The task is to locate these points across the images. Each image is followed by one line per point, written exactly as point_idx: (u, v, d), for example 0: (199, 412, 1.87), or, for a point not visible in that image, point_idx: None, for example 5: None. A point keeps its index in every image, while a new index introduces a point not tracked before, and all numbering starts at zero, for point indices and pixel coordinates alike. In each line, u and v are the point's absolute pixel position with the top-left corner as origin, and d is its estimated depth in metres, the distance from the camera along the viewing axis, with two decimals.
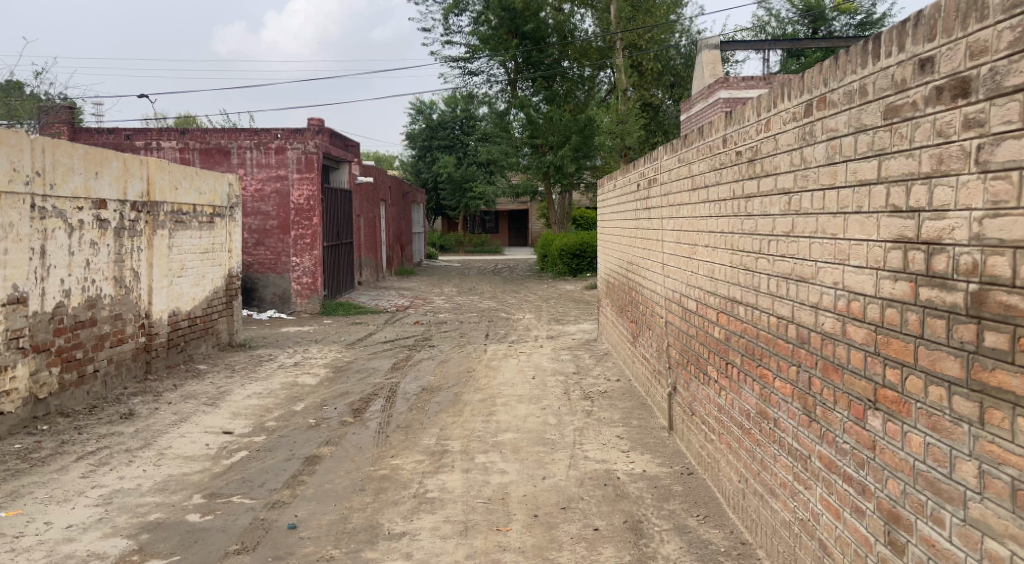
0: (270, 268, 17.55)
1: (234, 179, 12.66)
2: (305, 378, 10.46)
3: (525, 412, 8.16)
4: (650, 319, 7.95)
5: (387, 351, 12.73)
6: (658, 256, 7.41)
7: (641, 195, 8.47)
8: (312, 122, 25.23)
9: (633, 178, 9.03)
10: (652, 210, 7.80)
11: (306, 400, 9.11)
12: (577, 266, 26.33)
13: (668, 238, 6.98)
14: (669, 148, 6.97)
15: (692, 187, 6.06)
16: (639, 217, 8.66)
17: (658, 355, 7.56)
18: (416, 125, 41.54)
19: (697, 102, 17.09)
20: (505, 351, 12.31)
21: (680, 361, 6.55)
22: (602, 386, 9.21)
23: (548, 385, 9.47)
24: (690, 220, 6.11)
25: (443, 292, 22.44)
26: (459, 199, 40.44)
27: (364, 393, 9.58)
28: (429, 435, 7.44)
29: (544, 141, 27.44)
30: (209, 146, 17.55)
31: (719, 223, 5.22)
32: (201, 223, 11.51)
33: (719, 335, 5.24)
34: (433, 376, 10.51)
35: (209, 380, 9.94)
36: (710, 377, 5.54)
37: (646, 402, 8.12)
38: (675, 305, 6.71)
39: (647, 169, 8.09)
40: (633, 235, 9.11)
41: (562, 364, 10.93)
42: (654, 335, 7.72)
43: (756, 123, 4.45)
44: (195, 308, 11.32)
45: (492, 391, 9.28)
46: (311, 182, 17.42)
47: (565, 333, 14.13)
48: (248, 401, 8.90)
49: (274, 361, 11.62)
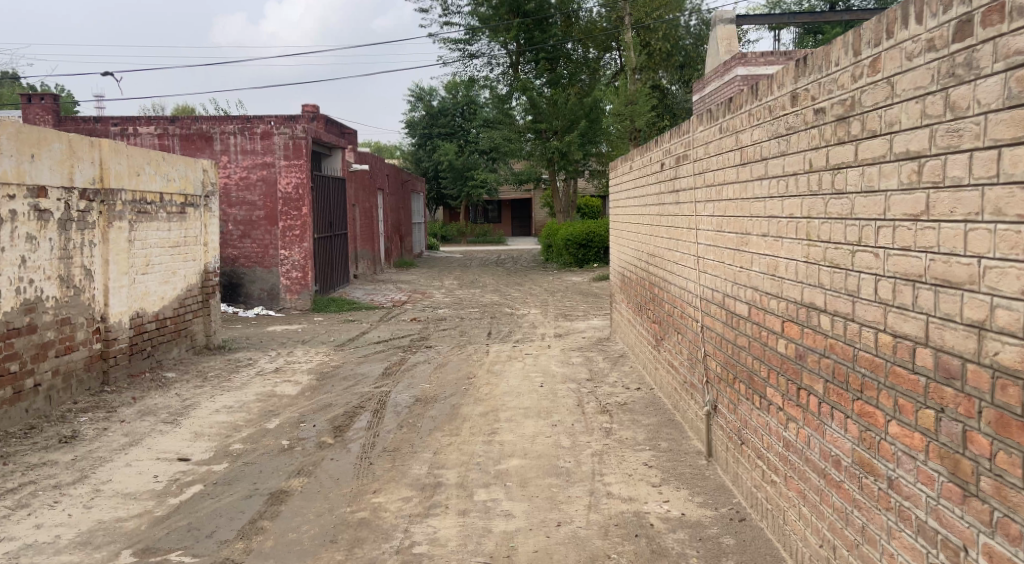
0: (256, 262, 16.39)
1: (209, 164, 11.47)
2: (285, 388, 9.28)
3: (533, 430, 7.00)
4: (680, 321, 6.80)
5: (379, 353, 11.56)
6: (691, 246, 6.25)
7: (666, 176, 7.32)
8: (307, 108, 24.08)
9: (656, 157, 7.82)
10: (682, 194, 6.59)
11: (282, 416, 7.95)
12: (583, 256, 25.12)
13: (705, 224, 5.80)
14: (707, 117, 5.77)
15: (741, 163, 4.87)
16: (663, 201, 7.46)
17: (690, 364, 6.41)
18: (416, 112, 40.30)
19: (712, 80, 15.90)
20: (510, 352, 11.13)
21: (723, 375, 5.39)
22: (621, 396, 8.03)
23: (559, 395, 8.29)
24: (738, 203, 4.92)
25: (443, 285, 21.26)
26: (460, 188, 39.21)
27: (349, 406, 8.41)
28: (421, 463, 6.28)
29: (548, 126, 26.22)
30: (190, 131, 16.31)
31: (786, 204, 4.04)
32: (170, 214, 10.33)
33: (786, 351, 4.08)
34: (429, 384, 9.33)
35: (176, 391, 8.75)
36: (770, 402, 4.37)
37: (675, 418, 6.95)
38: (715, 308, 5.55)
39: (674, 145, 6.90)
40: (654, 222, 7.94)
41: (572, 368, 9.76)
42: (685, 339, 6.58)
43: (852, 66, 3.24)
44: (165, 309, 10.17)
45: (495, 403, 8.11)
46: (300, 169, 16.23)
47: (574, 332, 12.94)
48: (215, 417, 7.72)
49: (253, 366, 10.46)
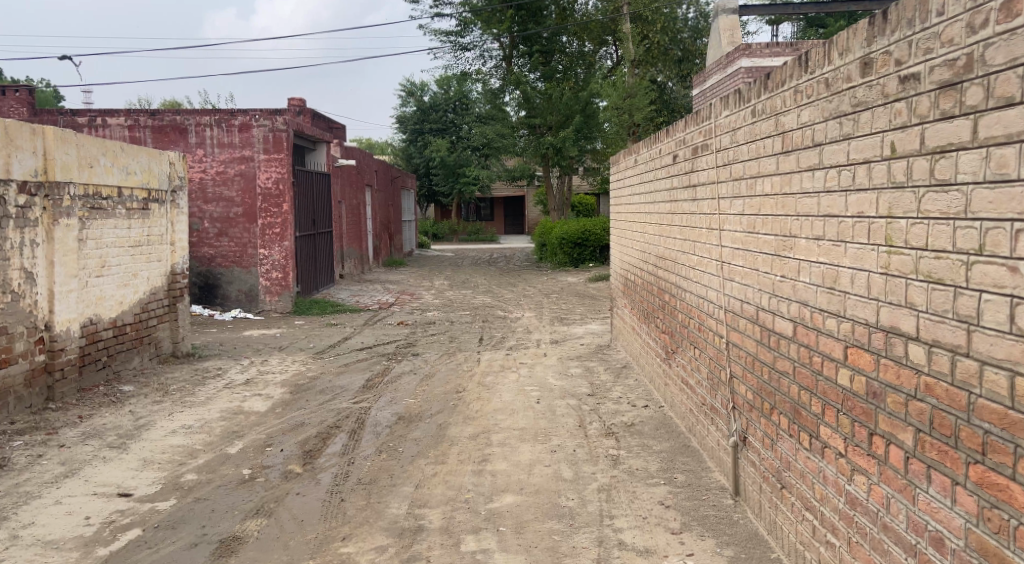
0: (234, 261, 15.49)
1: (176, 156, 10.58)
2: (254, 403, 8.41)
3: (529, 458, 6.17)
4: (697, 334, 5.95)
5: (361, 362, 10.67)
6: (714, 247, 5.40)
7: (680, 167, 6.47)
8: (293, 101, 23.19)
9: (667, 148, 6.98)
10: (702, 190, 5.74)
11: (247, 438, 7.08)
12: (579, 255, 24.27)
13: (733, 224, 4.94)
14: (735, 99, 4.91)
15: (783, 150, 4.01)
16: (676, 198, 6.62)
17: (711, 385, 5.57)
18: (407, 108, 39.35)
19: (712, 72, 15.09)
20: (503, 361, 10.26)
21: (755, 402, 4.55)
22: (627, 416, 7.21)
23: (557, 414, 7.44)
24: (780, 199, 4.05)
25: (433, 285, 20.35)
26: (451, 185, 38.38)
27: (324, 425, 7.56)
28: (400, 499, 5.43)
29: (542, 121, 25.46)
30: (164, 123, 15.34)
31: (851, 199, 3.19)
32: (130, 211, 9.46)
33: (850, 385, 3.21)
34: (414, 399, 8.44)
35: (130, 408, 7.89)
36: (823, 444, 3.51)
37: (690, 444, 6.13)
38: (745, 322, 4.69)
39: (691, 133, 6.04)
40: (665, 221, 7.11)
41: (571, 380, 8.90)
42: (704, 355, 5.73)
43: (969, 13, 2.45)
44: (123, 315, 9.30)
45: (485, 423, 7.27)
46: (281, 163, 15.34)
47: (571, 338, 12.08)
48: (171, 440, 6.87)
49: (222, 378, 9.59)
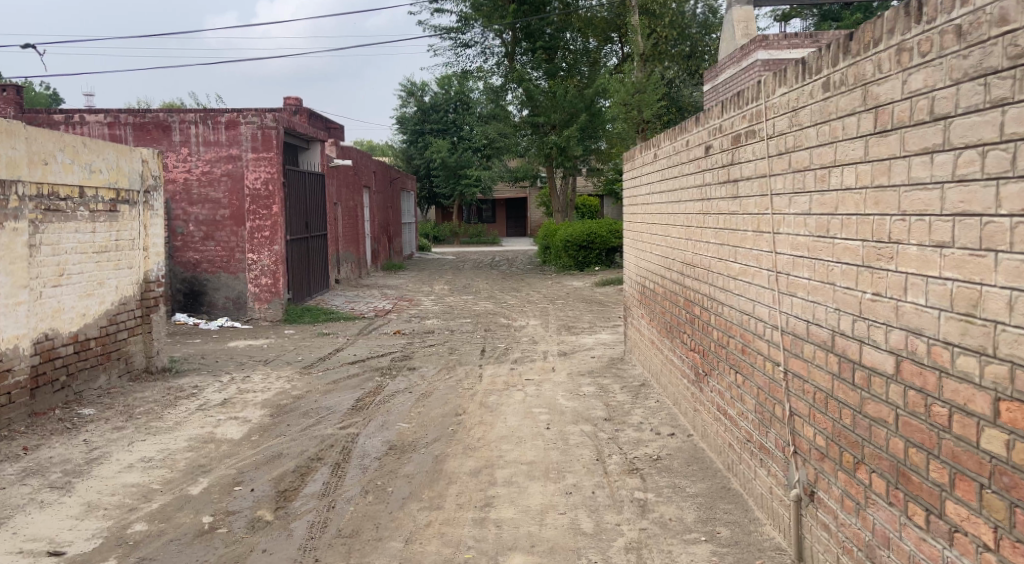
0: (221, 267, 14.56)
1: (149, 153, 9.61)
2: (227, 428, 7.48)
3: (539, 503, 5.25)
4: (741, 358, 5.01)
5: (352, 378, 9.74)
6: (764, 255, 4.45)
7: (716, 160, 5.53)
8: (288, 101, 22.27)
9: (700, 139, 6.01)
10: (747, 187, 4.78)
11: (214, 473, 6.17)
12: (584, 258, 23.32)
13: (795, 227, 3.94)
14: (794, 72, 3.90)
15: (878, 129, 3.01)
16: (711, 195, 5.66)
17: (760, 421, 4.62)
18: (407, 108, 38.40)
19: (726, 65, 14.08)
20: (508, 378, 9.31)
21: (827, 449, 3.59)
22: (651, 448, 6.27)
23: (571, 444, 6.51)
24: (873, 192, 3.07)
25: (433, 291, 19.38)
26: (452, 186, 37.48)
27: (304, 455, 6.65)
28: (386, 559, 4.52)
29: (546, 119, 24.46)
30: (145, 120, 14.36)
31: (1008, 189, 2.33)
32: (94, 213, 8.54)
33: (1011, 454, 2.31)
34: (408, 424, 7.49)
35: (85, 437, 6.99)
36: (952, 526, 2.60)
37: (732, 488, 5.20)
38: (812, 348, 3.74)
39: (732, 118, 5.07)
40: (695, 224, 6.16)
41: (584, 402, 7.94)
42: (750, 382, 4.78)
43: None
44: (86, 329, 8.42)
45: (488, 455, 6.36)
46: (270, 162, 14.38)
47: (581, 350, 11.11)
48: (125, 478, 6.00)
49: (197, 398, 8.68)
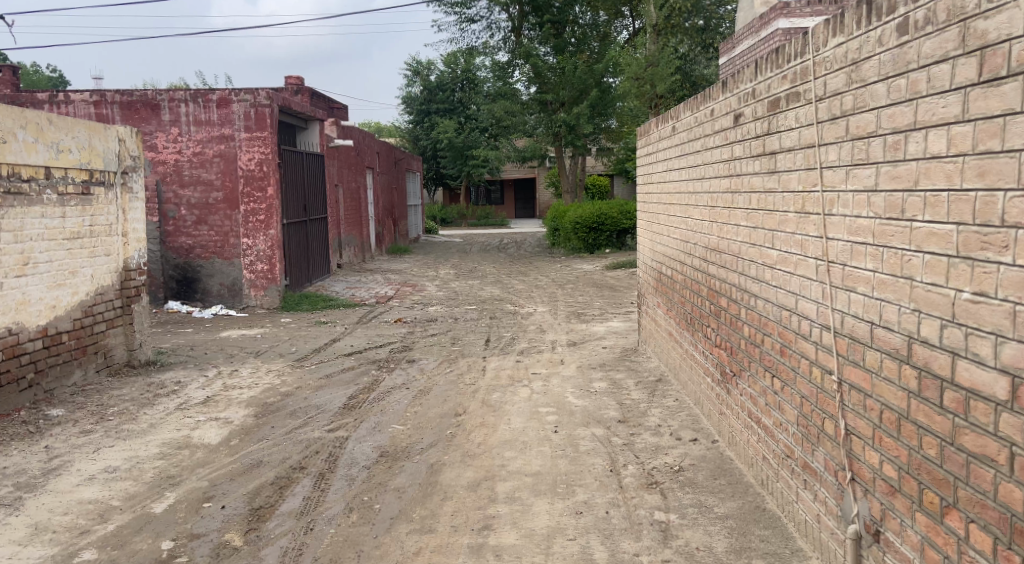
0: (215, 252, 13.88)
1: (127, 131, 8.89)
2: (206, 431, 6.83)
3: (546, 527, 4.60)
4: (780, 361, 4.32)
5: (348, 371, 9.09)
6: (812, 241, 3.74)
7: (748, 130, 4.81)
8: (289, 80, 21.52)
9: (728, 108, 5.27)
10: (789, 161, 4.05)
11: (184, 487, 5.53)
12: (594, 240, 22.59)
13: (857, 207, 3.20)
14: (855, 16, 3.19)
15: (985, 79, 2.38)
16: (743, 172, 4.93)
17: (804, 436, 3.93)
18: (413, 88, 37.54)
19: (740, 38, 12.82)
20: (513, 372, 8.62)
21: (898, 482, 2.91)
22: (672, 457, 5.60)
23: (581, 452, 5.87)
24: (974, 160, 2.43)
25: (437, 275, 18.70)
26: (460, 167, 36.68)
27: (286, 463, 6.02)
28: None
29: (554, 96, 23.81)
30: (133, 98, 13.53)
31: None
32: (63, 197, 7.87)
33: None
34: (403, 426, 6.84)
35: (47, 443, 6.36)
36: None
37: (768, 509, 4.53)
38: (878, 356, 3.05)
39: (770, 79, 4.32)
40: (723, 206, 5.44)
41: (596, 400, 7.25)
42: (792, 390, 4.09)
43: None
44: (57, 322, 7.78)
45: (490, 466, 5.71)
46: (264, 142, 13.66)
47: (591, 339, 10.41)
48: (83, 494, 5.37)
49: (178, 395, 8.05)
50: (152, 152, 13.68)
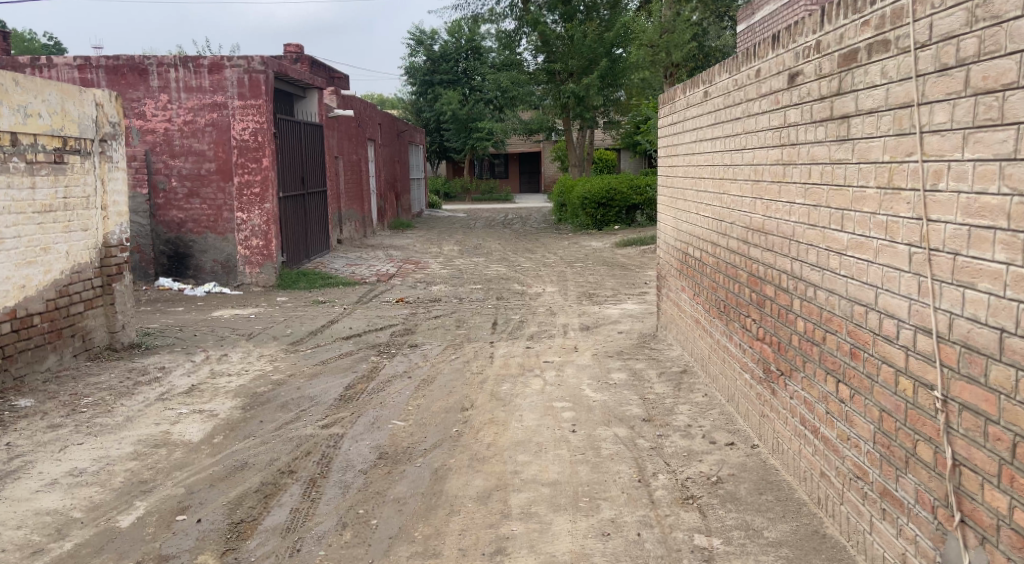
0: (207, 227, 13.19)
1: (105, 94, 8.17)
2: (187, 426, 6.19)
3: (570, 555, 3.96)
4: (849, 365, 3.65)
5: (345, 357, 8.45)
6: (903, 224, 3.07)
7: (809, 92, 4.10)
8: (289, 47, 20.77)
9: (782, 66, 4.55)
10: (871, 123, 3.35)
11: (156, 494, 4.89)
12: (602, 216, 21.87)
13: (979, 182, 2.61)
14: None
15: None
16: (802, 140, 4.23)
17: (884, 459, 3.27)
18: (416, 58, 36.60)
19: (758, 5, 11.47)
20: (524, 360, 7.96)
21: None
22: (708, 466, 4.95)
23: (603, 457, 5.23)
24: None
25: (441, 252, 18.02)
26: (464, 141, 35.88)
27: (274, 465, 5.37)
28: None
29: (562, 66, 22.99)
30: (120, 62, 12.80)
31: None
32: (32, 166, 7.19)
33: None
34: (404, 422, 6.20)
35: (9, 441, 5.72)
36: None
37: (829, 536, 3.90)
38: (1012, 374, 2.45)
39: (844, 30, 3.62)
40: (773, 180, 4.72)
41: (616, 394, 6.59)
42: (867, 401, 3.43)
43: None
44: (27, 303, 7.12)
45: (502, 473, 5.06)
46: (259, 111, 12.94)
47: (606, 324, 9.74)
48: (40, 504, 4.73)
49: (161, 383, 7.41)
50: (141, 120, 12.95)
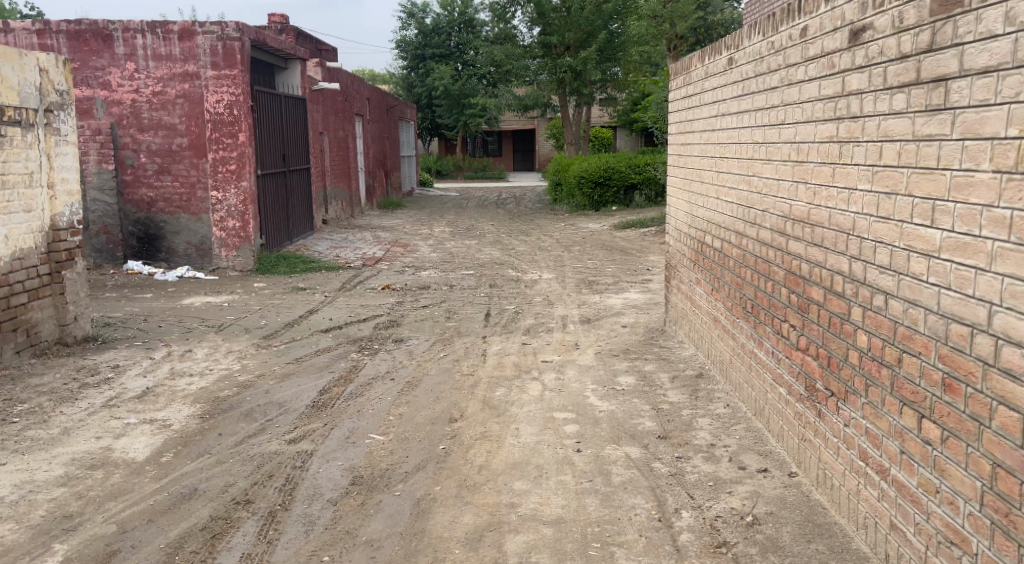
0: (180, 206, 12.30)
1: (50, 58, 7.29)
2: (133, 441, 5.37)
3: None
4: (938, 399, 2.88)
5: (323, 354, 7.63)
6: None
7: (882, 50, 3.28)
8: (273, 18, 19.79)
9: (841, 19, 3.70)
10: (988, 89, 2.55)
11: (82, 533, 4.09)
12: (600, 196, 21.02)
13: None
14: None
15: None
16: (870, 109, 3.40)
17: (1000, 529, 2.52)
18: (407, 31, 35.51)
19: None
20: (520, 359, 7.15)
21: None
22: (740, 500, 4.17)
23: (616, 486, 4.43)
24: None
25: (431, 234, 17.15)
26: (456, 117, 34.86)
27: (227, 493, 4.56)
28: None
29: (558, 39, 22.05)
30: (83, 27, 11.87)
31: None
32: None
33: None
34: (384, 437, 5.39)
35: None
36: None
37: None
38: None
39: None
40: (825, 160, 3.90)
41: (626, 403, 5.79)
42: (971, 451, 2.66)
43: None
44: None
45: (497, 507, 4.26)
46: (235, 81, 12.02)
47: (608, 316, 8.93)
48: None
49: (112, 384, 6.58)
50: (106, 91, 12.02)
